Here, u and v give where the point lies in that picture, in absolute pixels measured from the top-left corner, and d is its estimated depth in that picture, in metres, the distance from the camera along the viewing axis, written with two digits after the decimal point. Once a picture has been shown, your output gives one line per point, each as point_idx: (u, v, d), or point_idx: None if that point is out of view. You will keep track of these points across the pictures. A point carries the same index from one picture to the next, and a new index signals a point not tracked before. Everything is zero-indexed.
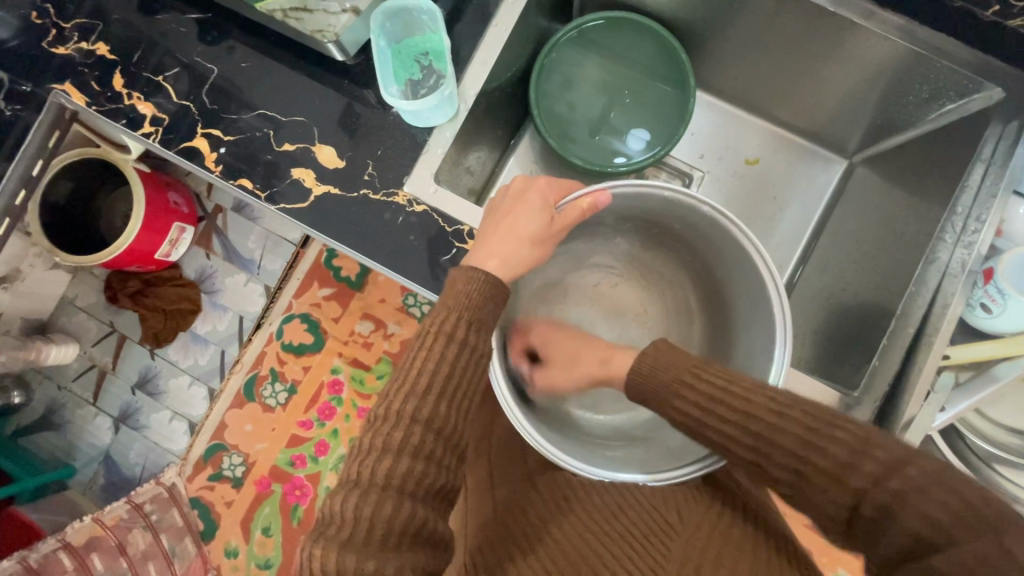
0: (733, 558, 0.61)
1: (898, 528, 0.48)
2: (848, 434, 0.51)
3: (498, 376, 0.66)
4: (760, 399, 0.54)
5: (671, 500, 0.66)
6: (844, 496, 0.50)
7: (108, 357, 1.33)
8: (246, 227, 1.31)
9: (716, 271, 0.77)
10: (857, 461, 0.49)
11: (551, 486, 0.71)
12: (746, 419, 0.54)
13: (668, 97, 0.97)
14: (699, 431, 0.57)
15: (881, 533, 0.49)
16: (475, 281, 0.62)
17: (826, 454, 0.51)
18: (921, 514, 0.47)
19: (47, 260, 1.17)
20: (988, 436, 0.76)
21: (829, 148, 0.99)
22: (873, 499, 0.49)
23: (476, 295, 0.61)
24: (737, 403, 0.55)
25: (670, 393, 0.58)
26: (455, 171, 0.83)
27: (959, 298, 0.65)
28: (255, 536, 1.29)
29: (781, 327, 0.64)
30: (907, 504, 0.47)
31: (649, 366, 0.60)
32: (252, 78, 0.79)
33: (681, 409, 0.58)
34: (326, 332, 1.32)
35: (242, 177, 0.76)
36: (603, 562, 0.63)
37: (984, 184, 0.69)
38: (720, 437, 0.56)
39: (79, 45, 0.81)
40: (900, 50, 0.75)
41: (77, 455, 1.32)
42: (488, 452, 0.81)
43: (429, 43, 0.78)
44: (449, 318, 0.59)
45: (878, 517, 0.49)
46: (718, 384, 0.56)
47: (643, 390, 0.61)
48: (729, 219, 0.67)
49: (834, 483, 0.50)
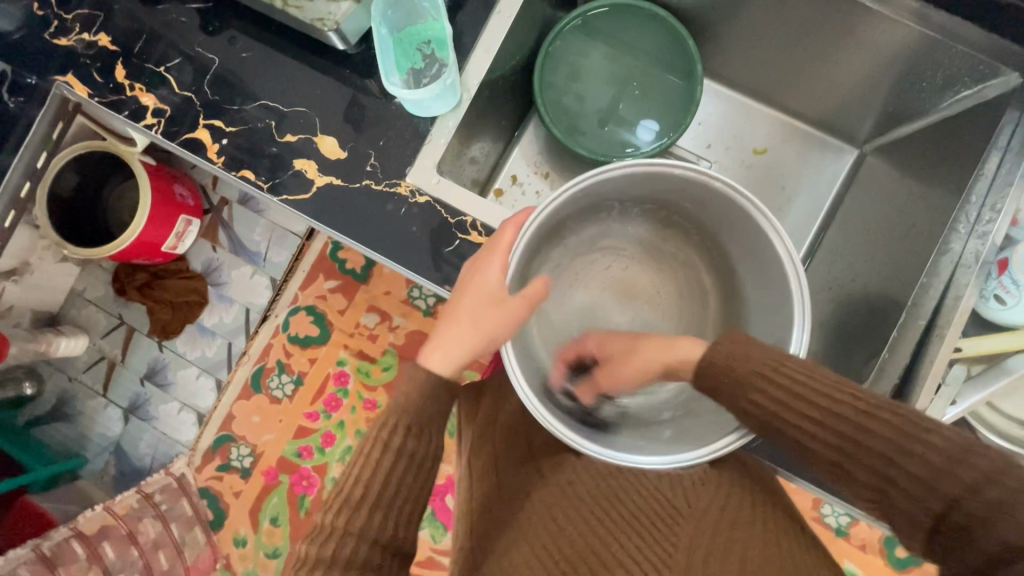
0: (745, 544, 0.59)
1: (990, 539, 0.46)
2: (939, 440, 0.48)
3: (513, 362, 0.63)
4: (847, 397, 0.52)
5: (677, 485, 0.66)
6: (933, 503, 0.48)
7: (117, 349, 1.34)
8: (252, 219, 1.31)
9: (730, 254, 0.77)
10: (953, 467, 0.47)
11: (555, 470, 0.70)
12: (831, 420, 0.52)
13: (675, 87, 0.96)
14: (777, 426, 0.54)
15: (969, 541, 0.47)
16: (413, 386, 0.62)
17: (918, 459, 0.48)
18: (1019, 527, 0.45)
19: (55, 253, 1.18)
20: (1000, 430, 0.74)
21: (841, 137, 0.97)
22: (964, 507, 0.47)
23: (415, 396, 0.61)
24: (817, 400, 0.52)
25: (749, 386, 0.54)
26: (457, 162, 0.81)
27: (972, 290, 0.64)
28: (263, 526, 1.30)
29: (800, 310, 0.63)
30: (1003, 515, 0.46)
31: (722, 354, 0.57)
32: (253, 69, 0.78)
33: (757, 404, 0.54)
34: (332, 324, 1.32)
35: (244, 169, 0.76)
36: (609, 552, 0.61)
37: (1001, 172, 0.67)
38: (802, 435, 0.53)
39: (81, 36, 0.80)
40: (915, 35, 0.73)
41: (88, 446, 1.34)
42: (491, 439, 0.75)
43: (430, 31, 0.77)
44: (387, 423, 0.60)
45: (969, 526, 0.47)
46: (794, 378, 0.53)
47: (717, 382, 0.57)
48: (747, 197, 0.65)
49: (926, 492, 0.48)
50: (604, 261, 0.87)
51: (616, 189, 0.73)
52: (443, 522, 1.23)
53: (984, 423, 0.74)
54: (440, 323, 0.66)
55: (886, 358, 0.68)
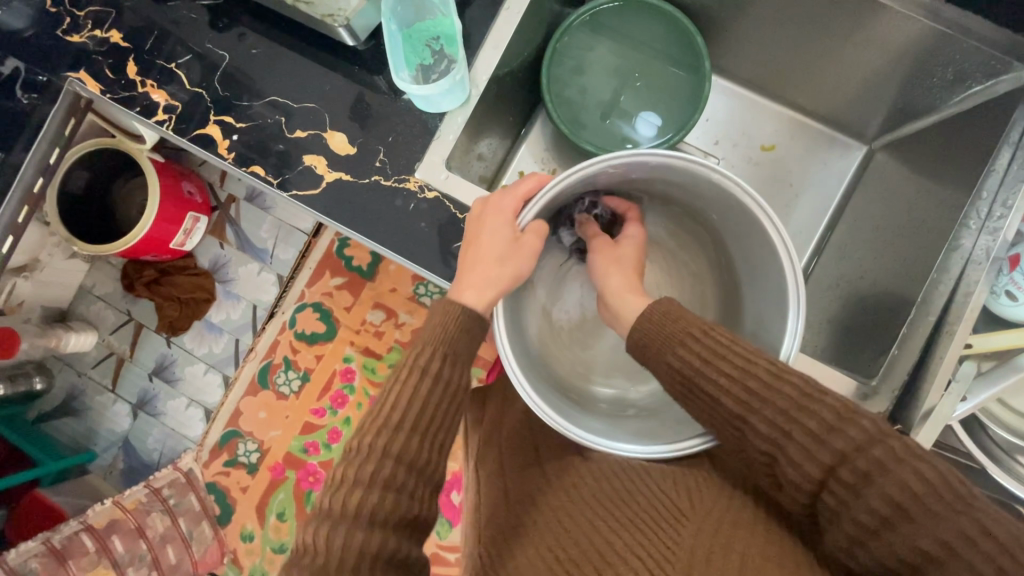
0: (747, 544, 0.57)
1: (876, 495, 0.48)
2: (834, 403, 0.52)
3: (507, 350, 0.64)
4: (760, 359, 0.55)
5: (681, 484, 0.63)
6: (823, 459, 0.51)
7: (126, 344, 1.35)
8: (259, 216, 1.32)
9: (734, 247, 0.76)
10: (842, 426, 0.50)
11: (562, 473, 0.69)
12: (743, 378, 0.55)
13: (681, 83, 0.96)
14: (693, 381, 0.57)
15: (852, 499, 0.50)
16: (449, 317, 0.60)
17: (813, 417, 0.51)
18: (900, 484, 0.48)
19: (65, 249, 1.19)
20: (1009, 427, 0.74)
21: (849, 134, 0.97)
22: (851, 464, 0.49)
23: (451, 330, 0.59)
24: (733, 359, 0.56)
25: (675, 343, 0.58)
26: (465, 158, 0.82)
27: (983, 285, 0.63)
28: (269, 520, 1.31)
29: (796, 298, 0.62)
30: (885, 472, 0.48)
31: (655, 320, 0.61)
32: (263, 65, 0.79)
33: (681, 359, 0.58)
34: (338, 321, 1.33)
35: (254, 165, 0.76)
36: (610, 549, 0.59)
37: (1011, 167, 0.67)
38: (712, 390, 0.56)
39: (93, 33, 0.81)
40: (925, 31, 0.73)
41: (97, 440, 1.35)
42: (497, 444, 0.77)
43: (439, 27, 0.77)
44: (425, 352, 0.58)
45: (854, 484, 0.49)
46: (717, 340, 0.57)
47: (648, 343, 0.61)
48: (745, 189, 0.64)
49: (818, 448, 0.51)
50: None
51: (615, 178, 0.73)
52: (449, 518, 1.24)
53: (993, 420, 0.74)
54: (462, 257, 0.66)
55: (897, 354, 0.70)
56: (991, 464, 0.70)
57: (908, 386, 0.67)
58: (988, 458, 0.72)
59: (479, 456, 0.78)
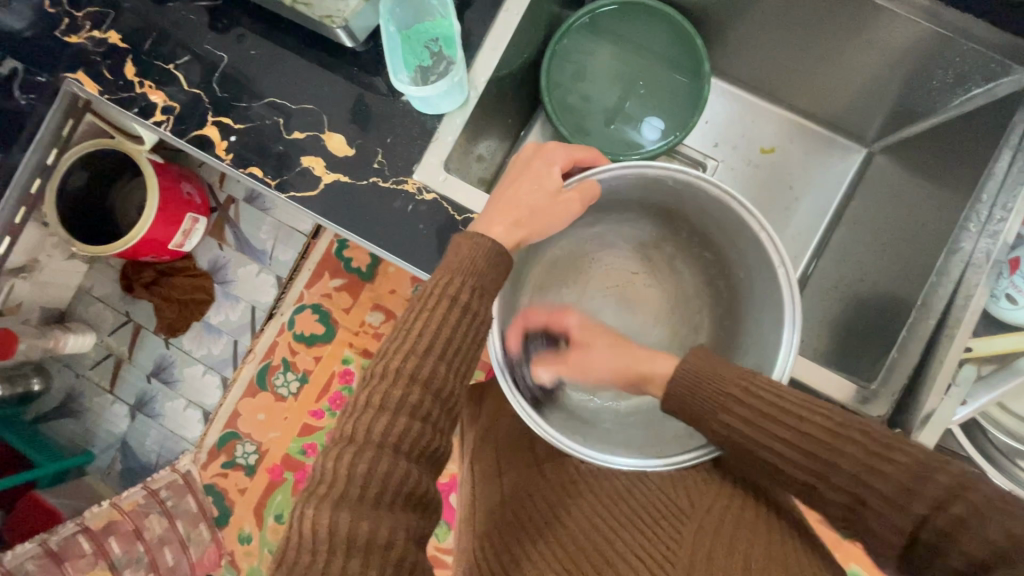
0: (749, 543, 0.58)
1: (959, 552, 0.49)
2: (908, 457, 0.52)
3: (501, 364, 0.64)
4: (815, 418, 0.55)
5: (680, 484, 0.63)
6: (913, 509, 0.51)
7: (124, 345, 1.34)
8: (258, 217, 1.32)
9: (730, 259, 0.76)
10: (926, 474, 0.51)
11: (558, 472, 0.68)
12: (803, 440, 0.55)
13: (680, 86, 0.96)
14: (751, 448, 0.57)
15: (948, 546, 0.50)
16: (479, 247, 0.59)
17: (891, 470, 0.52)
18: (1003, 528, 0.48)
19: (64, 250, 1.19)
20: (1010, 432, 0.73)
21: (849, 137, 0.97)
22: (944, 512, 0.50)
23: (481, 261, 0.58)
24: (789, 420, 0.55)
25: (720, 411, 0.57)
26: (464, 160, 0.81)
27: (983, 289, 0.62)
28: (267, 523, 1.31)
29: (792, 314, 0.63)
30: (966, 528, 0.49)
31: (694, 373, 0.59)
32: (262, 66, 0.78)
33: (729, 429, 0.57)
34: (337, 323, 1.32)
35: (253, 167, 0.76)
36: (612, 548, 0.59)
37: (1011, 171, 0.67)
38: (773, 453, 0.56)
39: (91, 34, 0.81)
40: (926, 33, 0.72)
41: (95, 442, 1.34)
42: (494, 439, 0.75)
43: (438, 29, 0.77)
44: (453, 282, 0.57)
45: (949, 530, 0.49)
46: (766, 401, 0.56)
47: (691, 406, 0.59)
48: (741, 202, 0.65)
49: (894, 509, 0.51)
50: (606, 264, 0.86)
51: (611, 188, 0.73)
52: (447, 520, 1.23)
53: (993, 424, 0.74)
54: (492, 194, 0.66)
55: (897, 358, 0.69)
56: (991, 469, 0.70)
57: (908, 390, 0.67)
58: (987, 463, 0.72)
59: (475, 450, 0.76)
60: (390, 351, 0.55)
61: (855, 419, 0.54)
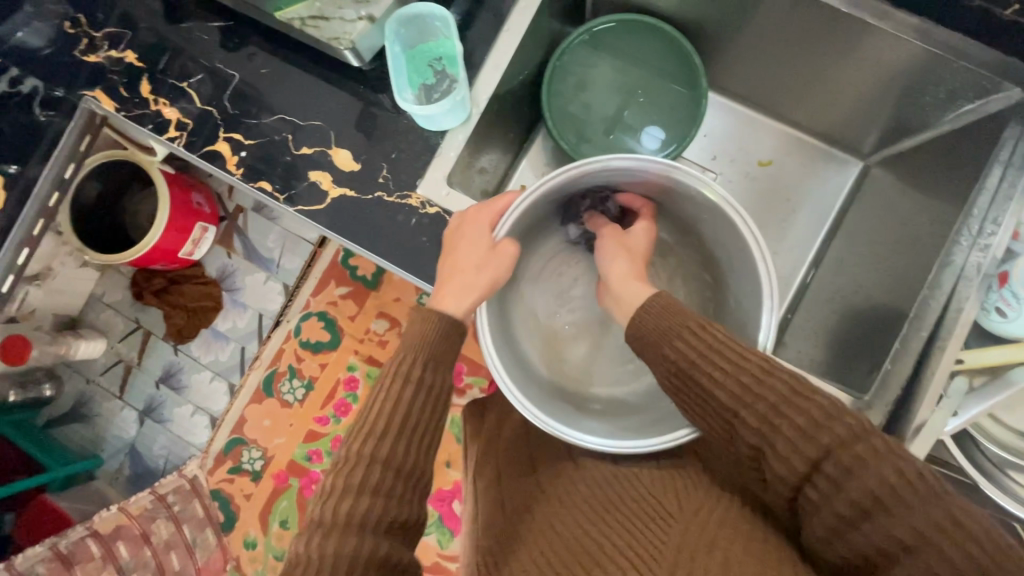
0: (730, 539, 0.56)
1: (856, 487, 0.49)
2: (821, 400, 0.53)
3: (496, 365, 0.68)
4: (749, 354, 0.57)
5: (669, 489, 0.63)
6: (809, 453, 0.52)
7: (134, 352, 1.37)
8: (266, 226, 1.35)
9: (720, 262, 0.78)
10: (828, 421, 0.51)
11: (553, 482, 0.70)
12: (737, 369, 0.56)
13: (680, 98, 0.97)
14: (690, 375, 0.58)
15: (835, 493, 0.50)
16: (432, 323, 0.62)
17: (801, 412, 0.52)
18: (880, 477, 0.49)
19: (77, 258, 1.22)
20: (1004, 444, 0.74)
21: (845, 150, 0.98)
22: (835, 459, 0.51)
23: (432, 333, 0.61)
24: (727, 353, 0.57)
25: (673, 337, 0.60)
26: (467, 174, 0.83)
27: (974, 302, 0.64)
28: (272, 528, 1.32)
29: (768, 305, 0.66)
30: (865, 464, 0.49)
31: (656, 311, 0.63)
32: (272, 84, 0.81)
33: (678, 352, 0.59)
34: (342, 330, 1.35)
35: (262, 181, 0.78)
36: (599, 551, 0.59)
37: (1002, 186, 0.68)
38: (708, 382, 0.57)
39: (108, 53, 0.84)
40: (917, 51, 0.74)
41: (104, 446, 1.37)
42: (495, 455, 0.77)
43: (441, 49, 0.80)
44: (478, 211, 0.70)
45: (838, 477, 0.50)
46: (713, 336, 0.58)
47: (648, 334, 0.63)
48: (737, 211, 0.67)
49: (795, 450, 0.52)
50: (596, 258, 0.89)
51: (604, 182, 0.76)
52: (449, 527, 1.25)
53: (988, 437, 0.74)
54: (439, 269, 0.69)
55: (890, 369, 0.68)
56: (984, 480, 0.70)
57: (902, 402, 0.68)
58: (980, 474, 0.72)
59: (477, 467, 0.76)
60: None
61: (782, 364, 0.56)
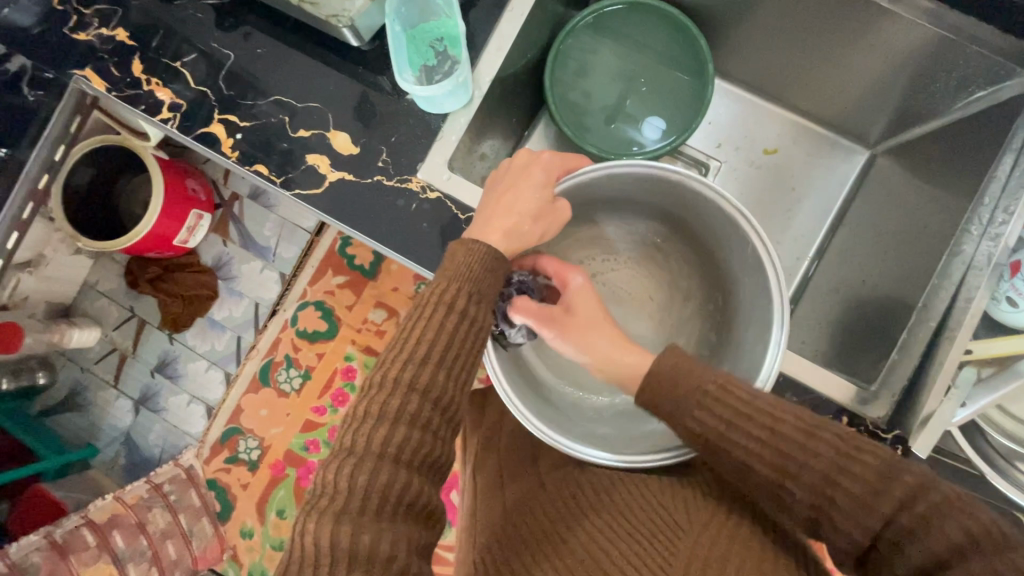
0: (742, 557, 0.57)
1: (919, 550, 0.50)
2: (874, 459, 0.51)
3: (497, 371, 0.66)
4: (786, 415, 0.54)
5: (681, 498, 0.62)
6: (869, 520, 0.51)
7: (129, 340, 1.36)
8: (262, 214, 1.33)
9: (726, 271, 0.77)
10: (888, 485, 0.50)
11: (560, 484, 0.67)
12: (776, 439, 0.53)
13: (685, 87, 0.96)
14: (722, 447, 0.55)
15: (899, 555, 0.51)
16: (476, 254, 0.60)
17: (857, 479, 0.51)
18: (943, 537, 0.49)
19: (70, 245, 1.20)
20: (1010, 433, 0.74)
21: (851, 138, 0.97)
22: (897, 522, 0.50)
23: (478, 266, 0.59)
24: (760, 421, 0.54)
25: (692, 405, 0.56)
26: (468, 160, 0.81)
27: (984, 292, 0.62)
28: (269, 518, 1.32)
29: (778, 314, 0.64)
30: (930, 526, 0.49)
31: (669, 372, 0.58)
32: (268, 64, 0.79)
33: (703, 422, 0.56)
34: (340, 320, 1.33)
35: (258, 164, 0.76)
36: (606, 558, 0.58)
37: (1013, 174, 0.67)
38: (745, 456, 0.54)
39: (99, 31, 0.81)
40: (929, 36, 0.73)
41: (99, 436, 1.36)
42: (495, 449, 0.77)
43: (443, 28, 0.77)
44: (540, 157, 0.67)
45: (898, 539, 0.51)
46: (738, 399, 0.55)
47: (661, 399, 0.58)
48: (748, 219, 0.66)
49: (859, 511, 0.51)
50: (599, 260, 0.87)
51: (605, 187, 0.74)
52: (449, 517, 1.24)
53: (994, 427, 0.74)
54: (483, 200, 0.67)
55: (897, 359, 0.70)
56: (990, 470, 0.70)
57: (909, 391, 0.67)
58: (987, 464, 0.72)
59: (478, 460, 0.78)
60: (393, 345, 0.56)
61: (827, 424, 0.53)
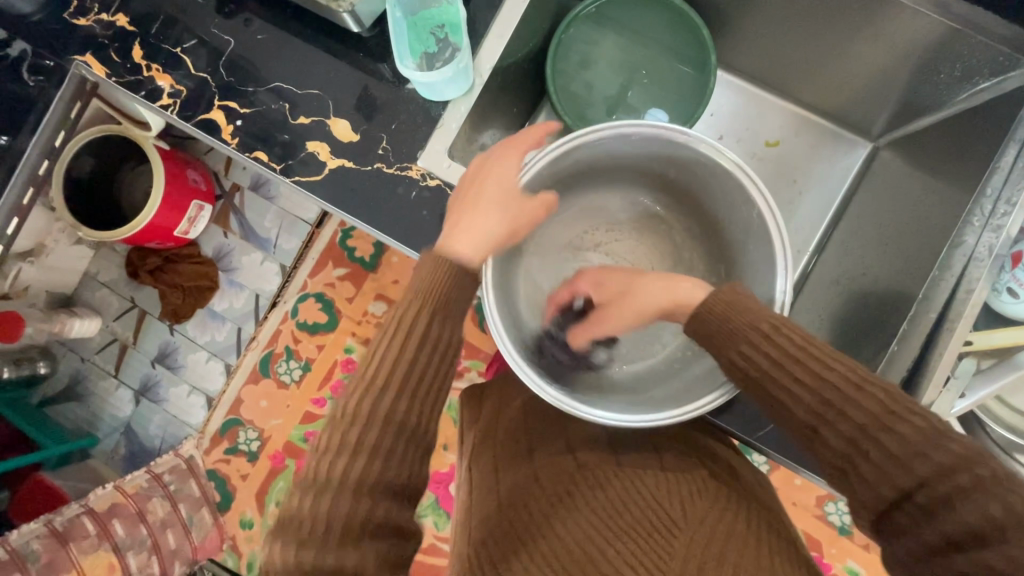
0: (739, 553, 0.58)
1: (952, 522, 0.47)
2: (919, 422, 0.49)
3: (498, 326, 0.65)
4: (837, 362, 0.52)
5: (675, 494, 0.63)
6: (900, 480, 0.49)
7: (129, 331, 1.36)
8: (263, 205, 1.33)
9: (728, 240, 0.77)
10: (927, 449, 0.48)
11: (554, 478, 0.67)
12: (821, 383, 0.52)
13: (687, 78, 0.95)
14: (763, 383, 0.54)
15: (928, 522, 0.48)
16: (444, 265, 0.57)
17: (895, 436, 0.49)
18: (980, 511, 0.46)
19: (70, 234, 1.20)
20: (1009, 425, 0.74)
21: (854, 130, 0.97)
22: (933, 491, 0.48)
23: (446, 277, 0.57)
24: (808, 363, 0.52)
25: (740, 339, 0.55)
26: (469, 149, 0.80)
27: (984, 282, 0.63)
28: (268, 509, 1.32)
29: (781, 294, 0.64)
30: (964, 498, 0.47)
31: (718, 320, 0.57)
32: (268, 51, 0.79)
33: (748, 359, 0.55)
34: (340, 312, 1.33)
35: (258, 151, 0.76)
36: (602, 557, 0.60)
37: (1017, 164, 0.66)
38: (784, 394, 0.53)
39: (99, 17, 0.81)
40: (933, 25, 0.72)
41: (100, 425, 1.36)
42: (494, 441, 0.73)
43: (443, 15, 0.77)
44: (512, 148, 0.65)
45: (932, 507, 0.48)
46: (792, 341, 0.53)
47: (711, 334, 0.57)
48: (752, 181, 0.65)
49: (894, 468, 0.49)
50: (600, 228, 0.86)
51: (613, 146, 0.73)
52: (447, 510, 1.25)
53: (993, 419, 0.74)
54: (454, 199, 0.64)
55: (897, 349, 0.69)
56: None
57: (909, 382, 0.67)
58: None
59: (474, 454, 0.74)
60: (391, 330, 0.56)
61: (881, 382, 0.51)
